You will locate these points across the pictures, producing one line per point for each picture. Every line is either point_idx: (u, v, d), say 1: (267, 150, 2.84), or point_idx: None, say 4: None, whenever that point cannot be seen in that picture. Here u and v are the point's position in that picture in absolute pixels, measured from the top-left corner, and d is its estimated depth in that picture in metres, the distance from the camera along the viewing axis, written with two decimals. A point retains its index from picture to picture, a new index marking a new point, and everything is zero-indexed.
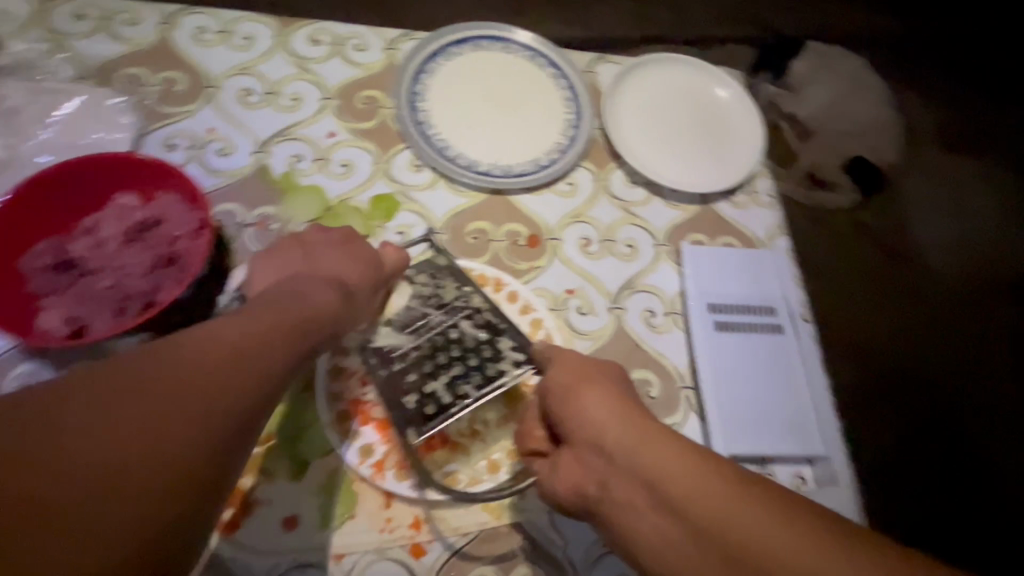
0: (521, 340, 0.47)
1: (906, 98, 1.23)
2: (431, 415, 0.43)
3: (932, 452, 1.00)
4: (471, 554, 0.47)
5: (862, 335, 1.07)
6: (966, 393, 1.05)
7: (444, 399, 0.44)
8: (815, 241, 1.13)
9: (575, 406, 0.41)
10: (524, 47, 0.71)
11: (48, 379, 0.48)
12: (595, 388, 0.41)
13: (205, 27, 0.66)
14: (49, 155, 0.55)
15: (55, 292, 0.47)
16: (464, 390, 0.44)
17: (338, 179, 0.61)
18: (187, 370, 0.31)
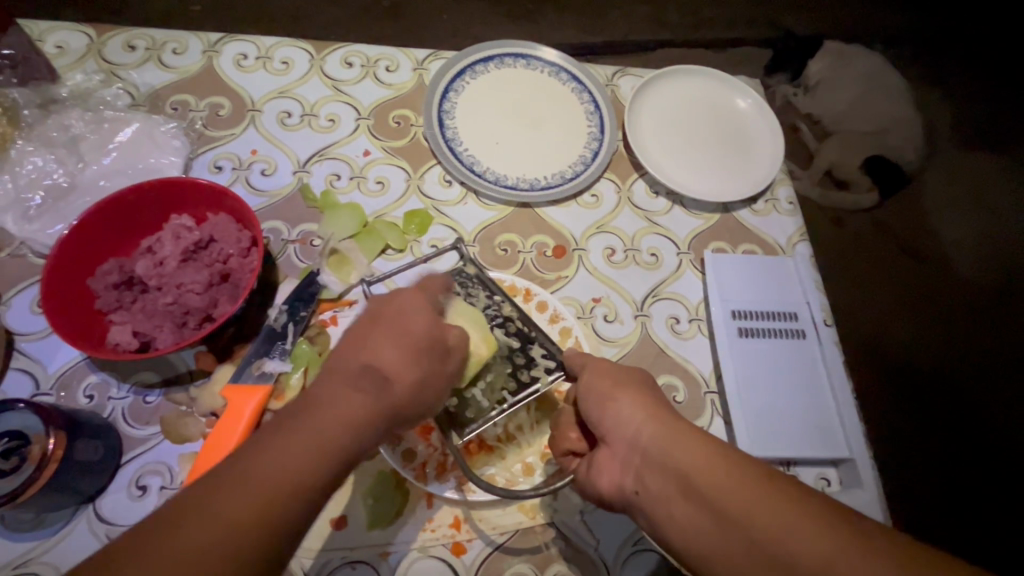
0: (552, 346, 0.50)
1: (926, 96, 1.23)
2: (470, 419, 0.46)
3: (962, 451, 0.99)
4: (509, 551, 0.49)
5: (881, 335, 1.08)
6: (1001, 391, 1.02)
7: (482, 405, 0.47)
8: (832, 243, 1.14)
9: (609, 410, 0.42)
10: (547, 63, 0.73)
11: (116, 389, 0.52)
12: (628, 389, 0.43)
13: (246, 53, 0.70)
14: (109, 180, 0.59)
15: (121, 307, 0.51)
16: (500, 395, 0.47)
17: (373, 196, 0.64)
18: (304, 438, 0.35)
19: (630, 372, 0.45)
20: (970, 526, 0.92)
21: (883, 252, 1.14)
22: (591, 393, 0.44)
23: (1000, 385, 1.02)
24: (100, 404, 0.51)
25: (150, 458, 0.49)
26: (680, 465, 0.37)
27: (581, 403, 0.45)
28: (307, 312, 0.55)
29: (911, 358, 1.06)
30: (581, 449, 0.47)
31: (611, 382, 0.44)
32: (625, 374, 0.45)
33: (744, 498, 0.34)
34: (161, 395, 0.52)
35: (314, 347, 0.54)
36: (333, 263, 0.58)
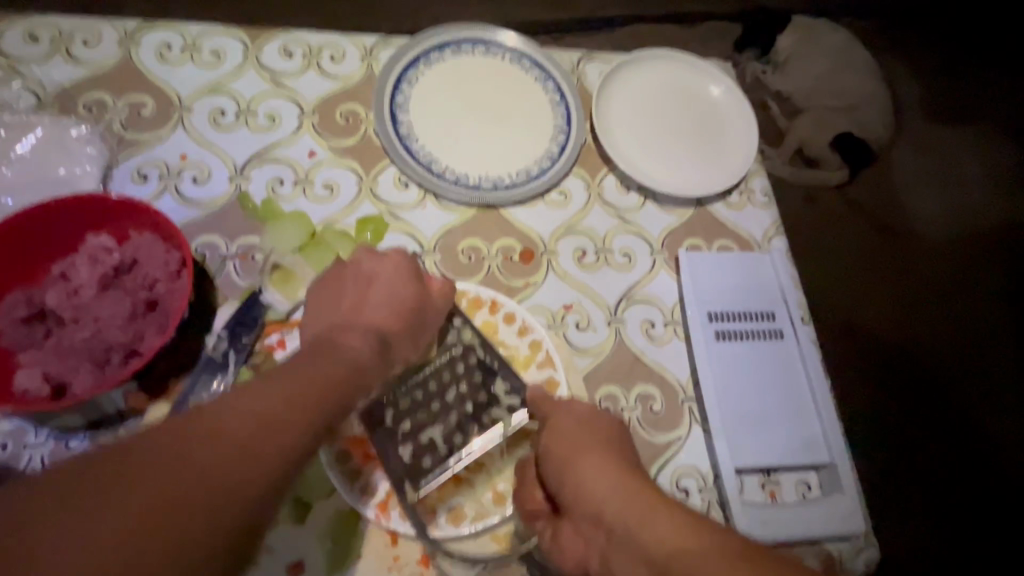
0: (516, 382, 0.48)
1: (894, 72, 1.21)
2: (429, 467, 0.45)
3: (930, 427, 1.00)
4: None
5: (854, 314, 1.07)
6: (956, 368, 1.05)
7: (440, 450, 0.45)
8: (807, 221, 1.11)
9: (572, 479, 0.42)
10: (508, 49, 0.68)
11: (33, 436, 0.46)
12: (591, 455, 0.42)
13: (169, 43, 0.62)
14: (14, 195, 0.52)
15: (32, 345, 0.45)
16: (460, 440, 0.45)
17: (321, 202, 0.58)
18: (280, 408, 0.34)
19: (594, 432, 0.45)
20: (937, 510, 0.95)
21: (856, 229, 1.12)
22: (551, 459, 0.43)
23: (959, 364, 1.05)
24: (16, 454, 0.45)
25: None
26: (654, 527, 0.36)
27: (545, 471, 0.44)
28: (250, 338, 0.50)
29: (880, 335, 1.06)
30: (542, 510, 0.45)
31: (574, 446, 0.43)
32: (589, 437, 0.44)
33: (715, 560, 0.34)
34: (87, 439, 0.46)
35: (260, 376, 0.49)
36: (277, 281, 0.53)
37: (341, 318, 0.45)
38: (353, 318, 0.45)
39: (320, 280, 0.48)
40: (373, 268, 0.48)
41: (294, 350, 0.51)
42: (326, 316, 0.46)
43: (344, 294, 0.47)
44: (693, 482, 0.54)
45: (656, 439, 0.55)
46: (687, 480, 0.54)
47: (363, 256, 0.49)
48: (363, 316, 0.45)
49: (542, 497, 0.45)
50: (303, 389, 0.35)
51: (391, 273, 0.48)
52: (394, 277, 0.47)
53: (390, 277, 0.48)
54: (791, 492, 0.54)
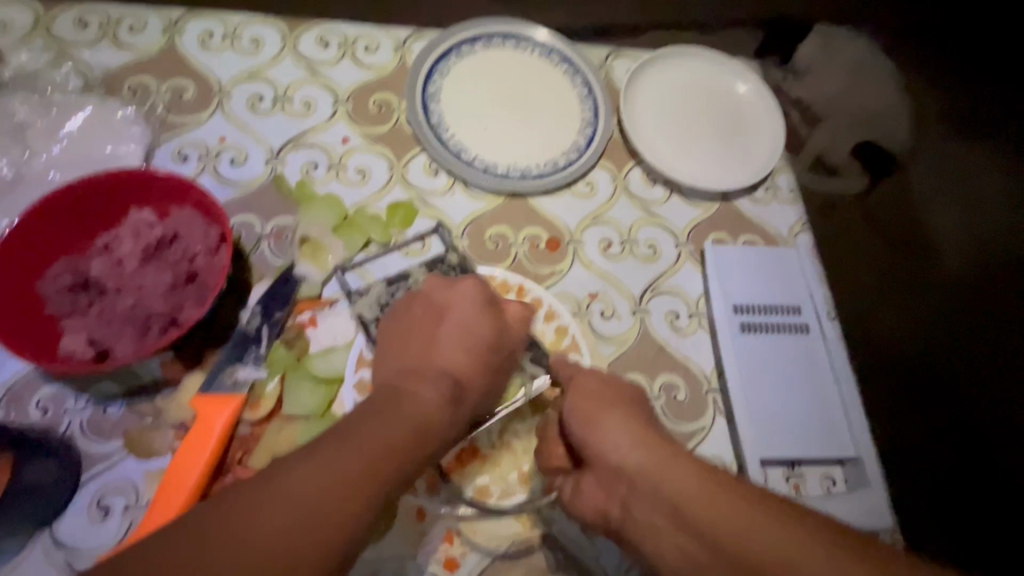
0: (537, 349, 0.52)
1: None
2: (459, 429, 0.47)
3: None
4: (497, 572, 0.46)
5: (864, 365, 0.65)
6: None
7: None
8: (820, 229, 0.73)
9: (595, 448, 0.41)
10: (538, 43, 0.69)
11: (73, 402, 0.47)
12: (615, 411, 0.42)
13: (211, 31, 0.64)
14: (60, 171, 0.54)
15: (76, 312, 0.46)
16: (487, 404, 0.48)
17: (353, 186, 0.60)
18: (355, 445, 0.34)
19: (617, 391, 0.44)
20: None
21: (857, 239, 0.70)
22: (576, 415, 0.43)
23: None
24: (56, 418, 0.47)
25: (112, 476, 0.45)
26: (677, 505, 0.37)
27: (568, 423, 0.43)
28: (283, 313, 0.51)
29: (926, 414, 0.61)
30: (566, 466, 0.45)
31: (597, 405, 0.42)
32: (614, 393, 0.44)
33: (736, 533, 0.34)
34: (124, 406, 0.47)
35: (292, 352, 0.50)
36: (308, 253, 0.55)
37: (411, 362, 0.42)
38: (420, 361, 0.42)
39: (397, 311, 0.46)
40: (441, 300, 0.46)
41: (324, 327, 0.52)
42: (397, 356, 0.43)
43: (418, 332, 0.44)
44: (717, 471, 0.54)
45: (680, 428, 0.55)
46: None
47: (433, 285, 0.47)
48: (438, 356, 0.42)
49: (563, 454, 0.46)
50: (383, 441, 0.35)
51: (464, 302, 0.46)
52: (466, 309, 0.45)
53: (462, 311, 0.45)
54: (816, 487, 0.54)
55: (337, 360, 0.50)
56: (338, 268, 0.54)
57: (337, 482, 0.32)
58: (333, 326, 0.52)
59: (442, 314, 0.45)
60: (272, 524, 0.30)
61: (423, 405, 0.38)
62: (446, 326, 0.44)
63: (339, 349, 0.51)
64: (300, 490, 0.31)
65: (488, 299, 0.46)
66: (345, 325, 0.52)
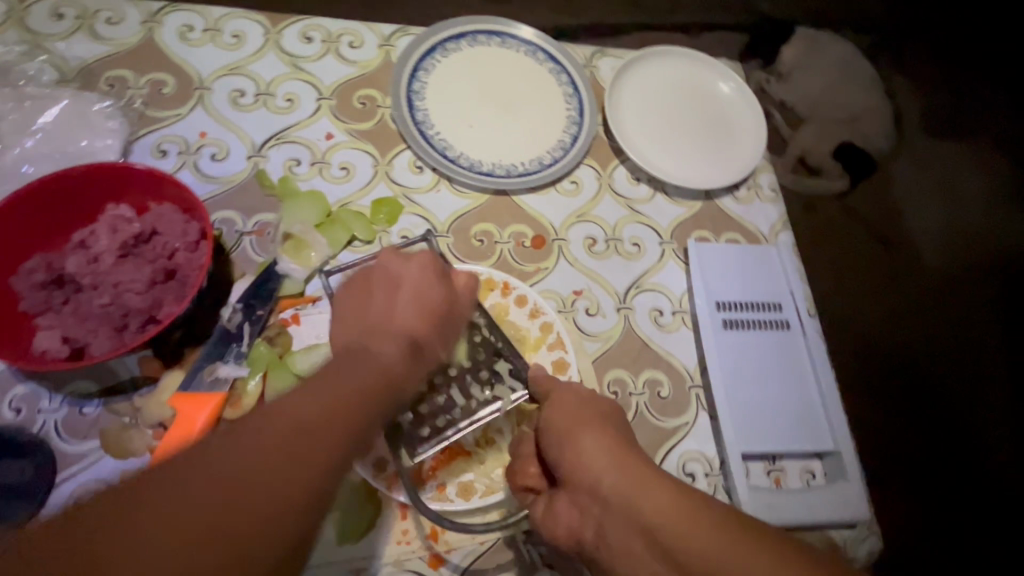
0: (518, 362, 0.47)
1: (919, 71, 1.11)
2: (425, 435, 0.43)
3: (937, 474, 0.88)
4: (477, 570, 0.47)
5: None
6: (916, 399, 0.93)
7: (439, 422, 0.43)
8: None
9: (573, 451, 0.41)
10: (523, 41, 0.69)
11: (47, 401, 0.46)
12: (591, 429, 0.42)
13: (192, 25, 0.63)
14: (34, 165, 0.53)
15: (50, 310, 0.45)
16: (460, 412, 0.44)
17: (337, 183, 0.59)
18: (306, 404, 0.34)
19: (595, 409, 0.44)
20: (942, 545, 0.83)
21: None
22: (552, 433, 0.43)
23: (949, 381, 0.94)
24: (30, 419, 0.46)
25: (87, 478, 0.44)
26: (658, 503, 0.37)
27: (544, 443, 0.43)
28: (265, 311, 0.51)
29: None
30: (539, 487, 0.45)
31: (571, 419, 0.43)
32: (591, 410, 0.44)
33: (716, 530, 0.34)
34: (100, 406, 0.47)
35: (274, 349, 0.49)
36: (290, 250, 0.53)
37: (366, 325, 0.42)
38: (376, 324, 0.42)
39: (344, 285, 0.45)
40: (393, 270, 0.45)
41: (308, 326, 0.51)
42: (348, 326, 0.42)
43: (364, 296, 0.44)
44: (700, 466, 0.55)
45: (664, 424, 0.56)
46: (693, 465, 0.54)
47: (385, 256, 0.46)
48: (387, 321, 0.42)
49: (537, 473, 0.45)
50: (337, 397, 0.35)
51: (420, 270, 0.44)
52: (420, 277, 0.44)
53: (414, 277, 0.44)
54: (795, 480, 0.55)
55: (320, 359, 0.49)
56: (320, 269, 0.53)
57: (282, 441, 0.32)
58: (317, 325, 0.52)
59: (395, 281, 0.44)
60: (208, 497, 0.29)
61: (382, 367, 0.38)
62: (399, 292, 0.43)
63: (322, 347, 0.50)
64: (234, 462, 0.30)
65: (436, 267, 0.45)
66: (329, 325, 0.52)
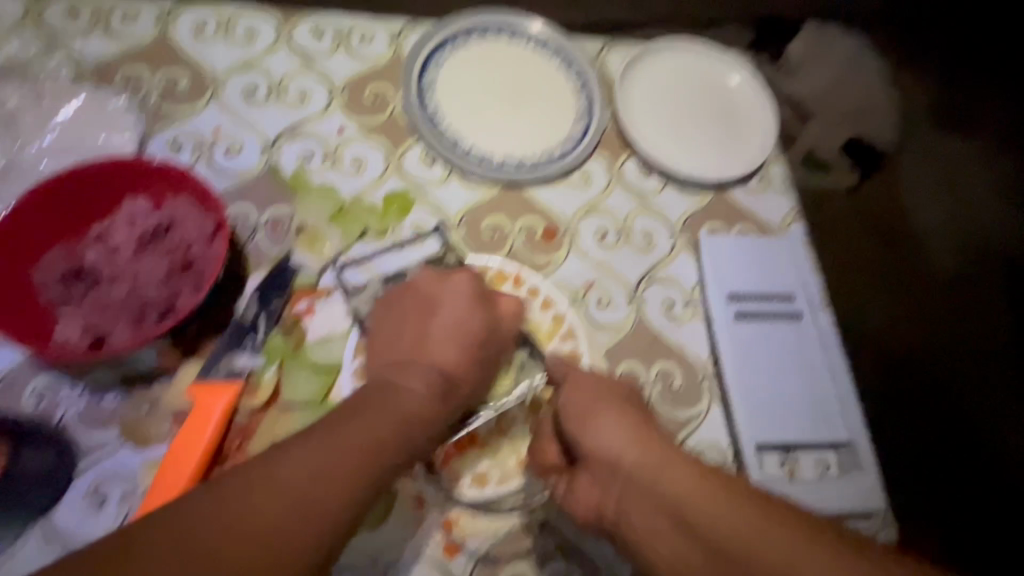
0: (534, 351, 0.52)
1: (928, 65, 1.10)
2: (448, 423, 0.48)
3: None
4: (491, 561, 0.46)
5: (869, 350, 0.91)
6: (937, 390, 0.91)
7: (460, 410, 0.48)
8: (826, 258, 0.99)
9: (589, 436, 0.43)
10: (533, 36, 0.69)
11: (67, 391, 0.47)
12: (606, 415, 0.43)
13: (204, 22, 0.64)
14: (53, 160, 0.54)
15: (70, 301, 0.46)
16: (478, 401, 0.49)
17: (349, 176, 0.60)
18: (322, 445, 0.38)
19: (616, 390, 0.46)
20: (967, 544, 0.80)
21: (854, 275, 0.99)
22: (569, 417, 0.44)
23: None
24: (51, 408, 0.46)
25: (108, 466, 0.45)
26: None
27: (563, 425, 0.45)
28: (280, 302, 0.51)
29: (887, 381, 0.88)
30: (560, 465, 0.46)
31: (592, 399, 0.45)
32: (605, 397, 0.45)
33: None
34: (119, 396, 0.47)
35: (289, 340, 0.50)
36: (305, 243, 0.55)
37: (404, 352, 0.46)
38: (417, 351, 0.46)
39: (392, 297, 0.50)
40: (431, 293, 0.49)
41: (321, 316, 0.52)
42: (387, 351, 0.47)
43: (403, 320, 0.48)
44: (714, 455, 0.55)
45: (676, 415, 0.56)
46: (706, 455, 0.54)
47: (424, 278, 0.50)
48: (415, 339, 0.47)
49: (555, 454, 0.47)
50: (358, 444, 0.38)
51: (456, 295, 0.49)
52: (457, 303, 0.48)
53: (456, 308, 0.48)
54: (810, 471, 0.54)
55: (336, 348, 0.51)
56: (332, 263, 0.54)
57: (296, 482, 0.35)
58: (331, 316, 0.52)
59: (436, 303, 0.49)
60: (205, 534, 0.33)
61: (417, 403, 0.42)
62: (439, 318, 0.48)
63: (336, 337, 0.51)
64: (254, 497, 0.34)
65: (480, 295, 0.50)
66: (343, 316, 0.52)
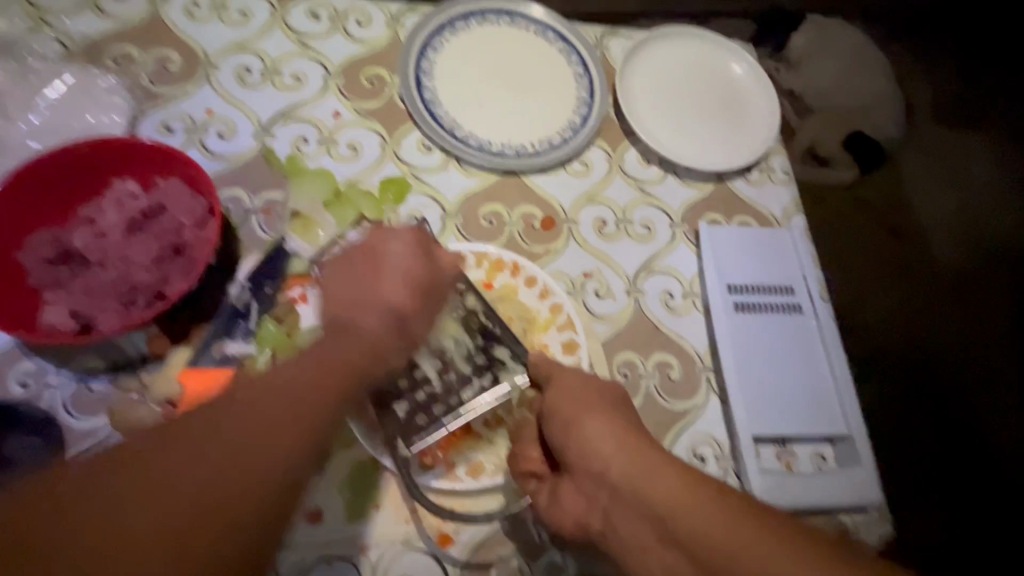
0: (517, 346, 0.46)
1: (928, 61, 1.10)
2: (423, 425, 0.43)
3: (946, 463, 0.87)
4: (486, 552, 0.46)
5: (860, 320, 0.95)
6: (927, 384, 0.92)
7: (437, 411, 0.43)
8: (836, 236, 1.02)
9: (578, 434, 0.41)
10: (533, 21, 0.68)
11: (55, 376, 0.46)
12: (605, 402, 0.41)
13: (197, 1, 0.62)
14: (40, 141, 0.52)
15: (57, 285, 0.45)
16: (455, 402, 0.43)
17: (345, 161, 0.59)
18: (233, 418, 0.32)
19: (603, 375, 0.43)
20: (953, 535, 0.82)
21: (867, 243, 1.02)
22: (555, 417, 0.43)
23: (963, 370, 0.92)
24: (37, 394, 0.45)
25: (96, 454, 0.44)
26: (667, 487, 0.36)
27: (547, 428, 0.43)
28: (273, 289, 0.50)
29: (895, 345, 0.94)
30: (541, 471, 0.45)
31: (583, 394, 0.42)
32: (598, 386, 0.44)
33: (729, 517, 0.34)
34: (108, 382, 0.46)
35: (282, 328, 0.49)
36: (298, 228, 0.54)
37: (346, 300, 0.40)
38: (356, 299, 0.40)
39: (340, 259, 0.42)
40: (372, 249, 0.42)
41: (314, 303, 0.50)
42: (337, 299, 0.40)
43: (360, 274, 0.41)
44: (711, 448, 0.54)
45: (674, 407, 0.55)
46: (703, 448, 0.54)
47: (369, 235, 0.43)
48: (370, 297, 0.40)
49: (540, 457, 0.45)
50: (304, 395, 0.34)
51: (400, 244, 0.42)
52: (402, 248, 0.42)
53: (398, 251, 0.42)
54: (806, 464, 0.54)
55: None
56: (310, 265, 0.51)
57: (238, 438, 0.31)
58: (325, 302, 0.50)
59: (376, 258, 0.41)
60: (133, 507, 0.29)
61: (362, 343, 0.38)
62: (380, 267, 0.41)
63: None
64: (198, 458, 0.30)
65: (423, 244, 0.43)
66: None
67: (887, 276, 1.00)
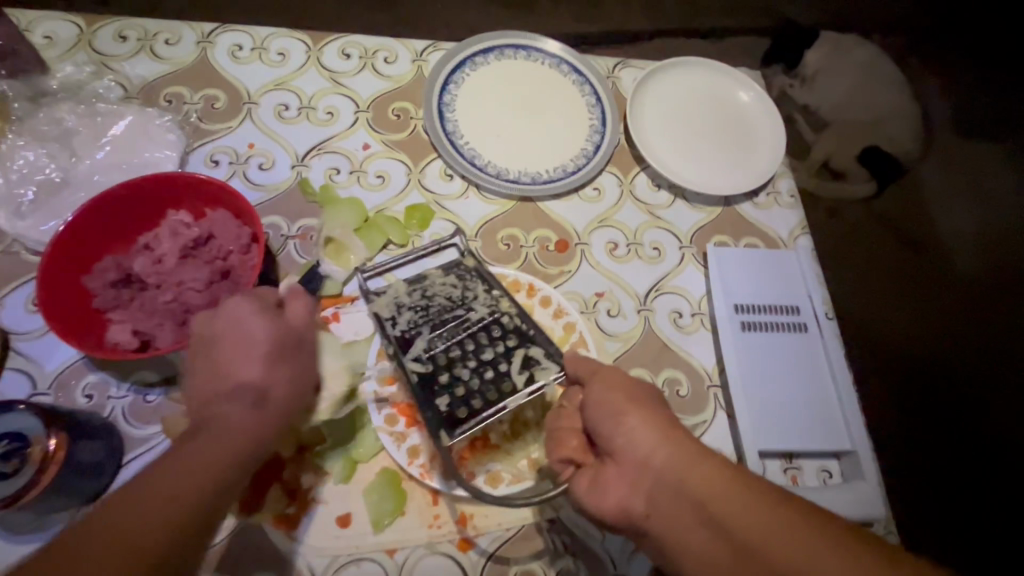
0: (551, 346, 0.48)
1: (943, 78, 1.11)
2: (463, 417, 0.44)
3: (966, 480, 0.86)
4: (503, 557, 0.49)
5: (876, 336, 0.96)
6: (946, 401, 0.91)
7: (476, 404, 0.45)
8: (841, 250, 1.02)
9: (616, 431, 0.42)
10: (547, 55, 0.72)
11: (115, 389, 0.51)
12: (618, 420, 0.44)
13: (241, 44, 0.68)
14: (103, 176, 0.58)
15: (119, 306, 0.50)
16: (494, 396, 0.45)
17: (373, 190, 0.63)
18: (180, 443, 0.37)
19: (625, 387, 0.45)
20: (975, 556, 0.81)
21: (883, 257, 1.02)
22: (599, 409, 0.43)
23: (981, 387, 0.92)
24: (100, 404, 0.50)
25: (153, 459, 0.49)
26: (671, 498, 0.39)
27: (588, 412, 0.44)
28: None
29: (915, 360, 0.94)
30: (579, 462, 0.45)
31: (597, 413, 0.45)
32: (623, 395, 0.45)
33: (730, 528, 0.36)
34: (162, 394, 0.51)
35: None
36: (331, 253, 0.58)
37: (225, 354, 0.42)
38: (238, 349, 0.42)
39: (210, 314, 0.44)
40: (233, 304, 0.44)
41: (347, 322, 0.55)
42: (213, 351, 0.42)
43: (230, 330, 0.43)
44: None
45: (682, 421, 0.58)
46: None
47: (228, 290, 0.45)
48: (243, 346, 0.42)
49: (577, 449, 0.46)
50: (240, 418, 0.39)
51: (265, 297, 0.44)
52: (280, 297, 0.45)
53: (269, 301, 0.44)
54: (812, 478, 0.57)
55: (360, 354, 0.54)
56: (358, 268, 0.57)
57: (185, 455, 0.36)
58: (355, 322, 0.56)
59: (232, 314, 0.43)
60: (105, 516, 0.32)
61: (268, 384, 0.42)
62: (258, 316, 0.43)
63: (360, 343, 0.54)
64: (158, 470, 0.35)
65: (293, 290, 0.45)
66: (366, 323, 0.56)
67: (901, 294, 0.99)
